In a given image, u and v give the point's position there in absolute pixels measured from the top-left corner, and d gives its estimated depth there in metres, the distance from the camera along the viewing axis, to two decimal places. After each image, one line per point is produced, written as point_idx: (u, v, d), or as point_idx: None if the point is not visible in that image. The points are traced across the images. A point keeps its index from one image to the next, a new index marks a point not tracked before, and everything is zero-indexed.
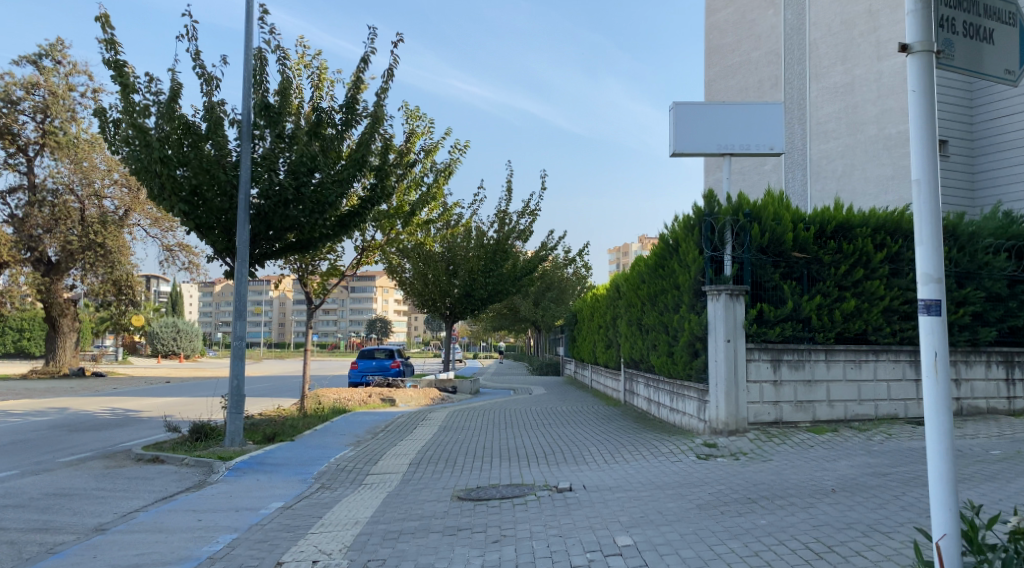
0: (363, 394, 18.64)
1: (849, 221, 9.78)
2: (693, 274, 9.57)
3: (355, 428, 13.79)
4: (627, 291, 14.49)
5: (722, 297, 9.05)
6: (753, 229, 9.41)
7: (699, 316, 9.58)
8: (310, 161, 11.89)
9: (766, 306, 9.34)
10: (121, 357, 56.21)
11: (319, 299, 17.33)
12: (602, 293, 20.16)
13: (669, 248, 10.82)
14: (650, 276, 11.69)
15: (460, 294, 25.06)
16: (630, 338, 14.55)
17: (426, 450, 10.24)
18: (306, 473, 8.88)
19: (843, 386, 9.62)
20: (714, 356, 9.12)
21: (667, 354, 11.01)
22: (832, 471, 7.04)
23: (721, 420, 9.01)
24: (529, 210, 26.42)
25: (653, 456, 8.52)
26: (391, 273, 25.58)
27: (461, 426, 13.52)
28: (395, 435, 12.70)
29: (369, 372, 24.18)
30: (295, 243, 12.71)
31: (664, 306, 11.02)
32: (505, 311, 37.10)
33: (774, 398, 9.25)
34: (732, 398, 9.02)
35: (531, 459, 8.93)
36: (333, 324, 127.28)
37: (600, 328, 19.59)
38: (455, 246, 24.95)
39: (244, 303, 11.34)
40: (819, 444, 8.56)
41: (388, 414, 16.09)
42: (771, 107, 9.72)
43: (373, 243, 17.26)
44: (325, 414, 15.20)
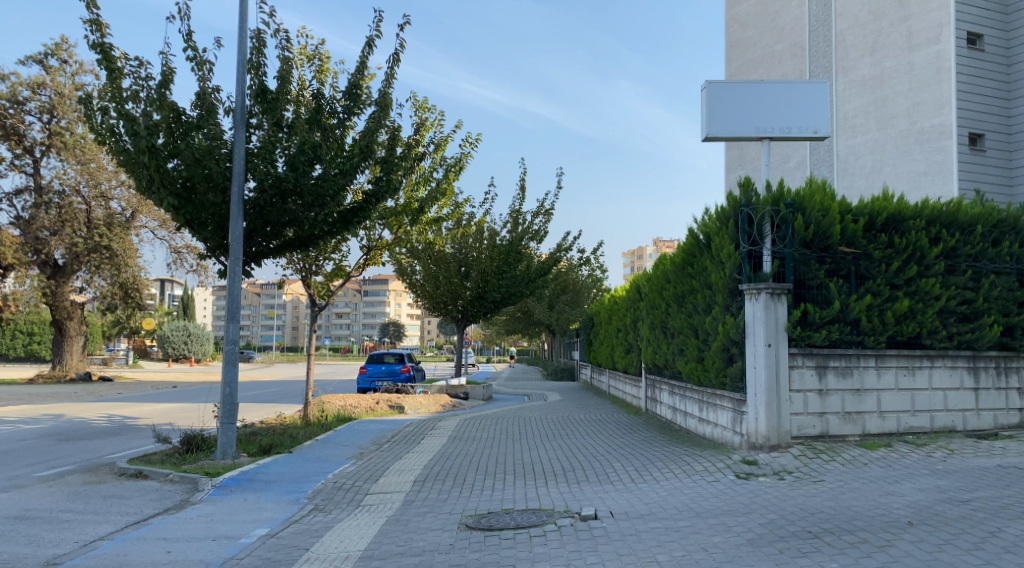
0: (370, 400, 17.80)
1: (901, 212, 8.79)
2: (728, 272, 8.66)
3: (359, 438, 12.92)
4: (650, 292, 13.53)
5: (762, 296, 8.14)
6: (796, 220, 8.46)
7: (735, 318, 8.66)
8: (310, 152, 11.08)
9: (811, 307, 8.38)
10: (132, 361, 55.97)
11: (323, 301, 16.58)
12: (621, 295, 19.12)
13: (699, 244, 9.91)
14: (676, 275, 10.79)
15: (472, 296, 24.25)
16: (653, 342, 13.59)
17: (433, 465, 9.36)
18: (299, 492, 8.01)
19: (895, 395, 8.62)
20: (753, 363, 8.22)
21: (697, 360, 10.09)
22: (900, 496, 6.03)
23: (762, 434, 8.07)
24: (544, 210, 25.57)
25: (685, 475, 7.58)
26: (402, 275, 24.81)
27: (471, 436, 12.63)
28: (401, 446, 11.85)
29: (378, 377, 23.33)
30: (295, 241, 11.90)
31: (693, 307, 10.10)
32: (519, 315, 36.18)
33: (819, 409, 8.28)
34: (773, 409, 8.06)
35: (549, 477, 8.03)
36: (346, 327, 126.92)
37: (619, 331, 18.58)
38: (466, 247, 24.11)
39: (237, 304, 10.57)
40: (873, 462, 7.56)
41: (395, 423, 15.21)
42: (816, 85, 8.78)
43: (380, 242, 16.41)
44: (328, 423, 14.39)
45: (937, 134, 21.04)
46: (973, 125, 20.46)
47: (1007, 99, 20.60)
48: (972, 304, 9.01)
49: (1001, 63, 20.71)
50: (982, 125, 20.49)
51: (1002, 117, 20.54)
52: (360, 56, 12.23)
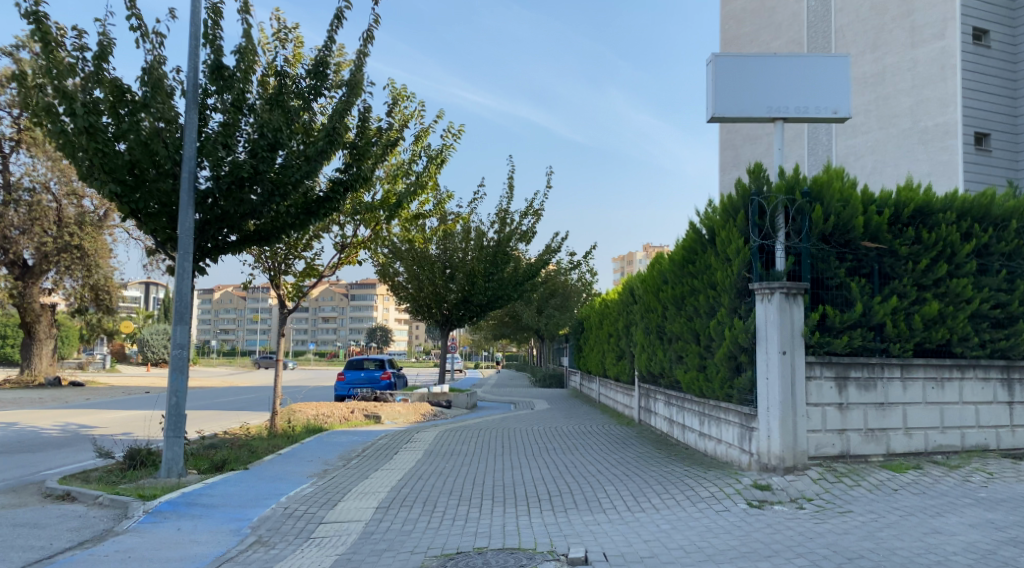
0: (344, 410, 16.68)
1: (929, 203, 7.83)
2: (737, 269, 7.68)
3: (326, 452, 11.81)
4: (644, 294, 12.56)
5: (776, 297, 7.17)
6: (814, 211, 7.49)
7: (744, 321, 7.66)
8: (272, 135, 10.09)
9: (830, 309, 7.42)
10: (110, 365, 54.44)
11: (294, 302, 15.43)
12: (613, 297, 18.14)
13: (702, 240, 8.94)
14: (676, 275, 9.82)
15: (457, 299, 23.24)
16: (647, 348, 12.61)
17: (401, 486, 8.29)
18: (243, 520, 6.94)
19: (922, 410, 7.65)
20: (764, 373, 7.24)
21: (698, 368, 9.10)
22: (952, 534, 5.00)
23: (774, 454, 7.05)
24: (532, 211, 24.61)
25: (688, 503, 6.56)
26: (384, 277, 23.71)
27: (449, 450, 11.56)
28: (371, 462, 10.75)
29: (357, 384, 22.23)
30: (256, 235, 10.75)
31: (694, 310, 9.12)
32: (506, 318, 35.19)
33: (839, 425, 7.29)
34: (789, 427, 7.05)
35: (531, 503, 7.02)
36: (333, 332, 125.36)
37: (611, 336, 17.60)
38: (452, 248, 23.05)
39: (186, 303, 9.49)
40: (905, 487, 6.56)
41: (369, 434, 14.13)
42: (837, 60, 7.85)
43: (357, 240, 15.36)
44: (295, 435, 13.31)
45: (941, 133, 20.23)
46: (978, 124, 19.66)
47: (1013, 97, 19.91)
48: (1006, 307, 8.03)
49: (1006, 61, 19.98)
50: (987, 124, 19.70)
51: (1007, 116, 19.77)
52: (332, 33, 11.18)
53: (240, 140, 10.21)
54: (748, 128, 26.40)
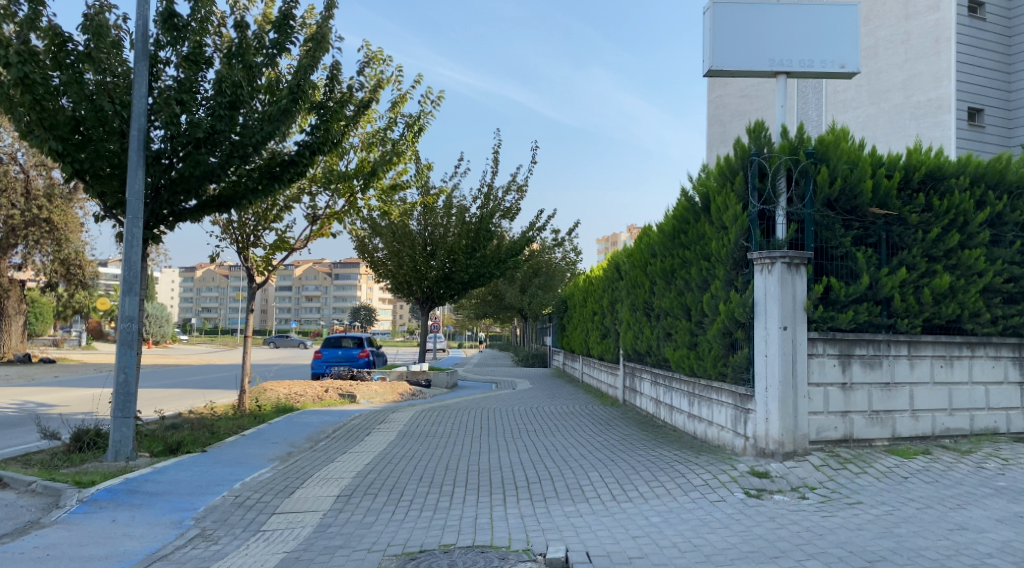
0: (317, 389, 15.99)
1: (941, 167, 7.19)
2: (734, 237, 7.02)
3: (294, 433, 11.13)
4: (631, 269, 11.92)
5: (777, 267, 6.55)
6: (819, 173, 6.83)
7: (741, 294, 7.01)
8: (232, 91, 9.24)
9: (835, 282, 6.80)
10: (85, 343, 53.19)
11: (263, 276, 14.65)
12: (598, 274, 17.53)
13: (695, 208, 8.28)
14: (665, 247, 9.20)
15: (438, 277, 22.51)
16: (633, 325, 12.00)
17: (368, 472, 7.62)
18: (188, 510, 6.25)
19: (929, 391, 7.09)
20: (763, 350, 6.64)
21: (688, 346, 8.50)
22: (979, 531, 4.43)
23: (772, 438, 6.48)
24: (516, 186, 23.83)
25: (680, 492, 5.97)
26: (363, 252, 22.89)
27: (425, 432, 10.92)
28: (339, 444, 10.07)
29: (334, 363, 21.51)
30: (213, 201, 9.73)
31: (685, 284, 8.49)
32: (490, 297, 34.52)
33: (841, 407, 6.73)
34: (788, 408, 6.47)
35: (507, 491, 6.39)
36: (316, 311, 124.11)
37: (595, 314, 17.01)
38: (432, 223, 22.28)
39: (135, 273, 8.61)
40: (915, 475, 6.01)
41: (341, 415, 13.46)
42: (845, 9, 7.17)
43: (329, 211, 14.55)
44: (263, 416, 12.62)
45: (935, 108, 19.69)
46: (973, 99, 19.10)
47: (1007, 72, 19.28)
48: (1018, 280, 7.46)
49: (1002, 34, 19.40)
50: (981, 99, 19.15)
51: (1002, 91, 19.23)
52: None
53: (200, 95, 9.35)
54: (738, 102, 25.71)
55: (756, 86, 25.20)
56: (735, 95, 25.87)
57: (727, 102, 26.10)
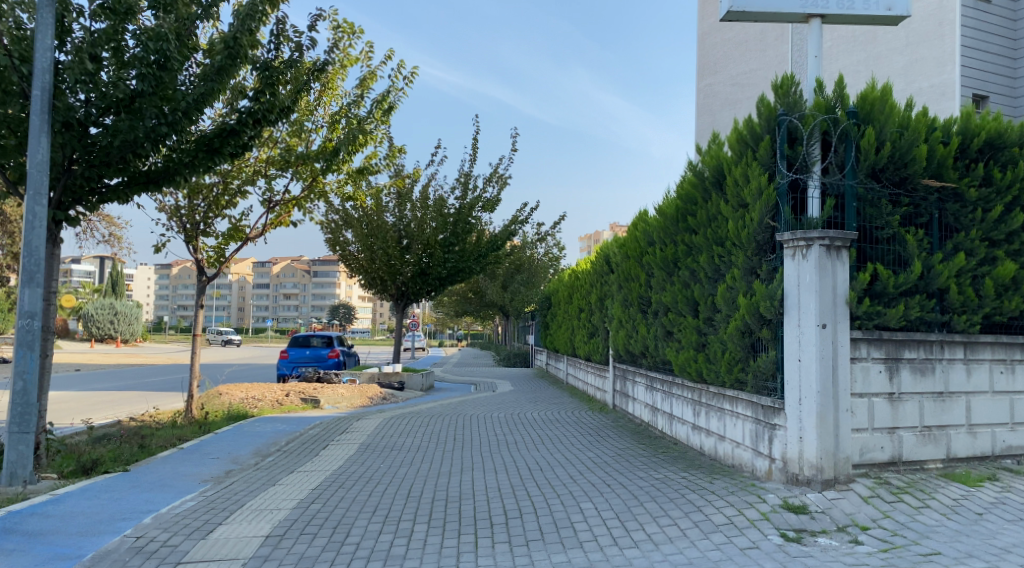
0: (277, 393, 14.58)
1: (1008, 132, 5.94)
2: (758, 215, 5.79)
3: (240, 445, 9.72)
4: (623, 258, 10.67)
5: (814, 251, 5.33)
6: (864, 135, 5.61)
7: (767, 285, 5.76)
8: (157, 47, 7.56)
9: (882, 269, 5.59)
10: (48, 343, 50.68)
11: (214, 270, 13.20)
12: (584, 268, 16.28)
13: (704, 185, 7.06)
14: (668, 232, 8.00)
15: (414, 273, 21.18)
16: (625, 323, 10.76)
17: (312, 500, 6.25)
18: (69, 559, 4.79)
19: (988, 402, 5.92)
20: (796, 353, 5.42)
21: (695, 347, 7.29)
22: None
23: (808, 464, 5.26)
24: (496, 176, 22.57)
25: (700, 535, 4.71)
26: (334, 246, 21.43)
27: (390, 444, 9.58)
28: (289, 460, 8.69)
29: (302, 363, 20.08)
30: (140, 177, 8.11)
31: (692, 274, 7.28)
32: (469, 293, 33.41)
33: (889, 423, 5.52)
34: (829, 426, 5.25)
35: (480, 532, 5.09)
36: (294, 309, 121.82)
37: (581, 311, 15.78)
38: (408, 214, 20.88)
39: (38, 260, 6.86)
40: (991, 512, 4.83)
41: (300, 423, 12.07)
42: None
43: (289, 198, 13.15)
44: (209, 426, 11.18)
45: (937, 95, 18.58)
46: (978, 86, 17.90)
47: (1012, 59, 18.11)
48: None
49: (1007, 17, 18.23)
50: (986, 86, 17.92)
51: (1007, 77, 18.05)
52: None
53: (128, 53, 7.65)
54: (729, 91, 24.55)
55: (748, 74, 24.03)
56: (725, 83, 24.72)
57: (718, 90, 24.95)
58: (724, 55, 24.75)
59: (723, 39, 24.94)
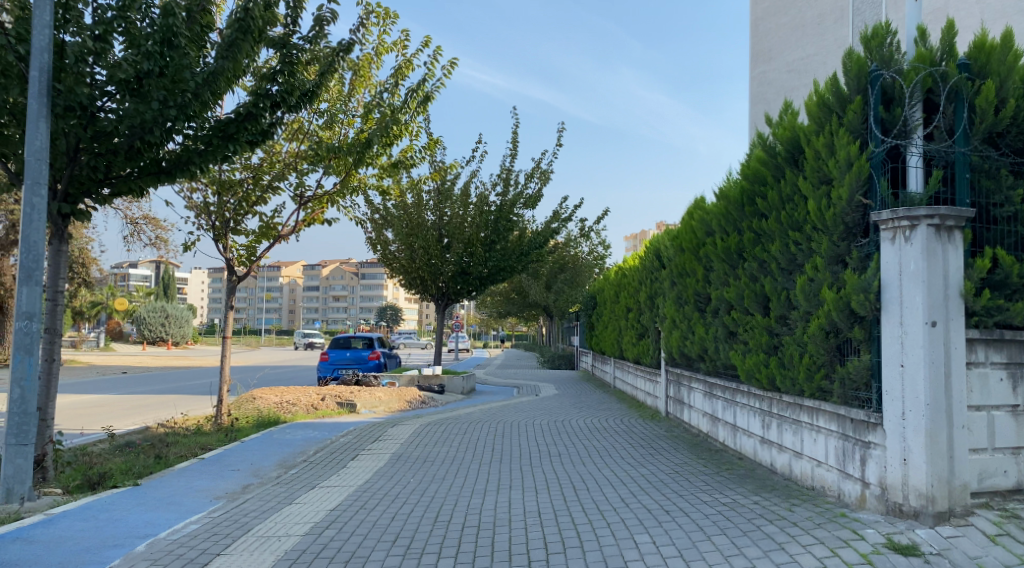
0: (312, 397, 14.06)
1: None
2: (847, 192, 4.88)
3: (265, 455, 9.15)
4: (676, 253, 9.78)
5: (921, 231, 4.37)
6: (982, 93, 4.64)
7: (859, 276, 4.83)
8: (165, 23, 7.02)
9: (1006, 252, 4.58)
10: (103, 346, 51.93)
11: (245, 270, 12.63)
12: (632, 265, 15.36)
13: (775, 162, 6.16)
14: (733, 220, 7.16)
15: (455, 272, 20.53)
16: (679, 323, 9.84)
17: (329, 524, 5.53)
18: None
19: None
20: (898, 356, 4.47)
21: (767, 349, 6.39)
22: None
23: (916, 492, 4.30)
24: (539, 172, 21.77)
25: None
26: (374, 246, 20.93)
27: (424, 454, 8.87)
28: (315, 472, 8.04)
29: (342, 365, 19.60)
30: (152, 166, 7.62)
31: (763, 265, 6.40)
32: (513, 293, 32.65)
33: (1013, 442, 4.52)
34: (942, 446, 4.27)
35: None
36: (341, 311, 123.20)
37: (629, 311, 14.87)
38: (448, 212, 20.26)
39: (37, 256, 6.35)
40: None
41: (333, 430, 11.47)
42: None
43: (323, 195, 12.57)
44: (236, 435, 10.68)
45: None
46: None
47: None
48: None
49: None
50: None
51: None
52: None
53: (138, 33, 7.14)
54: (784, 79, 23.14)
55: (805, 60, 22.60)
56: (780, 70, 23.31)
57: (772, 79, 23.57)
58: (779, 41, 23.34)
59: (777, 25, 23.53)
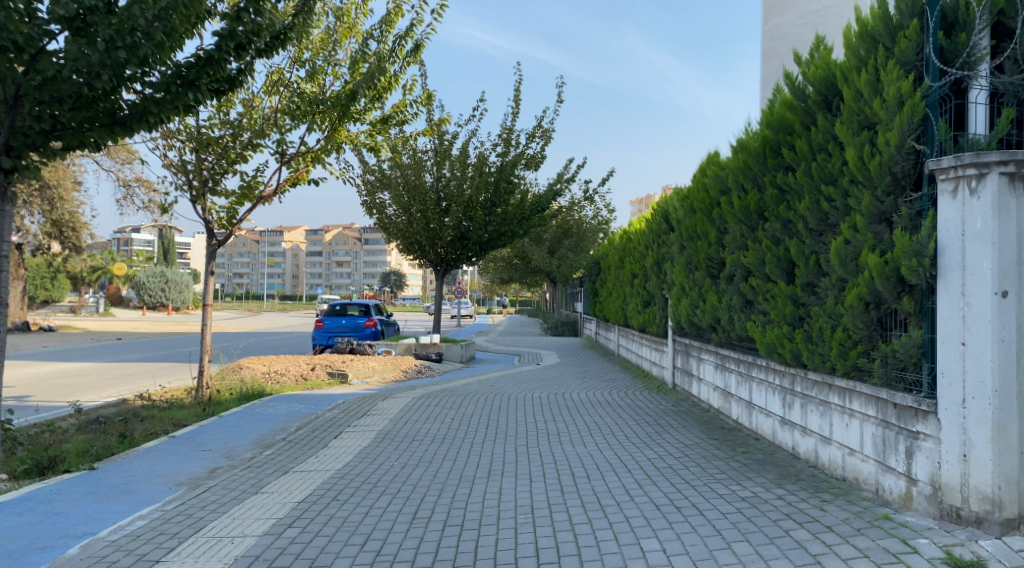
0: (302, 367, 13.46)
1: None
2: (897, 137, 4.04)
3: (242, 432, 8.54)
4: (686, 214, 9.00)
5: (993, 182, 3.55)
6: None
7: (910, 236, 4.02)
8: None
9: None
10: (103, 311, 51.53)
11: (226, 232, 11.93)
12: (637, 228, 14.52)
13: (804, 106, 5.31)
14: (753, 174, 6.35)
15: (454, 237, 19.71)
16: (688, 290, 9.09)
17: (296, 520, 4.90)
18: None
19: None
20: (959, 333, 3.68)
21: (791, 322, 5.63)
22: None
23: (981, 496, 3.59)
24: (541, 132, 20.76)
25: None
26: (370, 209, 20.09)
27: (413, 432, 8.23)
28: (293, 453, 7.41)
29: (337, 333, 18.96)
30: (104, 116, 6.74)
31: (788, 225, 5.60)
32: (516, 258, 31.81)
33: None
34: (1012, 441, 3.55)
35: None
36: (344, 276, 122.72)
37: (634, 277, 14.07)
38: (446, 173, 19.36)
39: None
40: None
41: (319, 403, 10.85)
42: None
43: (306, 152, 11.67)
44: (215, 409, 10.07)
45: None
46: None
47: None
48: None
49: None
50: None
51: None
52: None
53: None
54: (797, 32, 21.25)
55: (820, 13, 20.66)
56: (794, 23, 21.45)
57: (786, 32, 21.68)
58: None
59: None
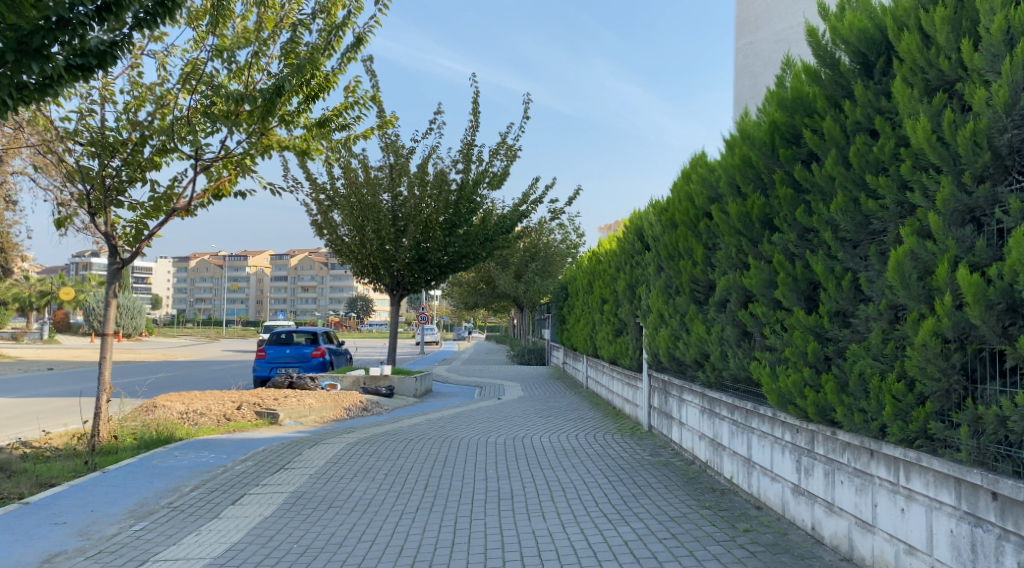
0: (226, 406, 11.70)
1: None
2: (1005, 90, 2.68)
3: (120, 495, 6.83)
4: (664, 231, 7.64)
5: None
6: None
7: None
8: None
9: None
10: (46, 338, 48.52)
11: (134, 250, 10.30)
12: (608, 249, 13.17)
13: (835, 73, 3.96)
14: (757, 172, 4.99)
15: (410, 259, 18.15)
16: (668, 319, 7.69)
17: None
18: None
19: None
20: None
21: (816, 363, 4.22)
22: None
23: None
24: (505, 148, 19.38)
25: None
26: (320, 229, 18.44)
27: (333, 494, 6.62)
28: (169, 528, 5.73)
29: (280, 364, 17.19)
30: None
31: (811, 233, 4.22)
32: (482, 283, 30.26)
33: None
34: None
35: None
36: (308, 302, 119.70)
37: (604, 302, 12.69)
38: (403, 192, 17.86)
39: None
40: None
41: (235, 450, 9.13)
42: None
43: (227, 160, 10.13)
44: (104, 462, 8.31)
45: None
46: None
47: None
48: None
49: None
50: None
51: None
52: None
53: None
54: (773, 49, 20.31)
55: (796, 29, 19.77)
56: (769, 40, 20.47)
57: (761, 49, 20.69)
58: (769, 7, 20.44)
59: None
